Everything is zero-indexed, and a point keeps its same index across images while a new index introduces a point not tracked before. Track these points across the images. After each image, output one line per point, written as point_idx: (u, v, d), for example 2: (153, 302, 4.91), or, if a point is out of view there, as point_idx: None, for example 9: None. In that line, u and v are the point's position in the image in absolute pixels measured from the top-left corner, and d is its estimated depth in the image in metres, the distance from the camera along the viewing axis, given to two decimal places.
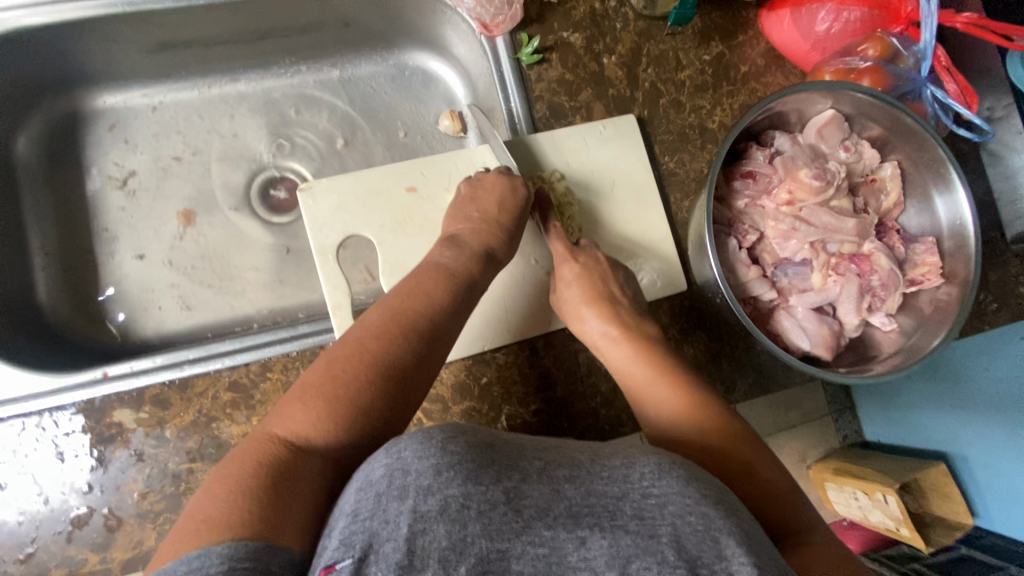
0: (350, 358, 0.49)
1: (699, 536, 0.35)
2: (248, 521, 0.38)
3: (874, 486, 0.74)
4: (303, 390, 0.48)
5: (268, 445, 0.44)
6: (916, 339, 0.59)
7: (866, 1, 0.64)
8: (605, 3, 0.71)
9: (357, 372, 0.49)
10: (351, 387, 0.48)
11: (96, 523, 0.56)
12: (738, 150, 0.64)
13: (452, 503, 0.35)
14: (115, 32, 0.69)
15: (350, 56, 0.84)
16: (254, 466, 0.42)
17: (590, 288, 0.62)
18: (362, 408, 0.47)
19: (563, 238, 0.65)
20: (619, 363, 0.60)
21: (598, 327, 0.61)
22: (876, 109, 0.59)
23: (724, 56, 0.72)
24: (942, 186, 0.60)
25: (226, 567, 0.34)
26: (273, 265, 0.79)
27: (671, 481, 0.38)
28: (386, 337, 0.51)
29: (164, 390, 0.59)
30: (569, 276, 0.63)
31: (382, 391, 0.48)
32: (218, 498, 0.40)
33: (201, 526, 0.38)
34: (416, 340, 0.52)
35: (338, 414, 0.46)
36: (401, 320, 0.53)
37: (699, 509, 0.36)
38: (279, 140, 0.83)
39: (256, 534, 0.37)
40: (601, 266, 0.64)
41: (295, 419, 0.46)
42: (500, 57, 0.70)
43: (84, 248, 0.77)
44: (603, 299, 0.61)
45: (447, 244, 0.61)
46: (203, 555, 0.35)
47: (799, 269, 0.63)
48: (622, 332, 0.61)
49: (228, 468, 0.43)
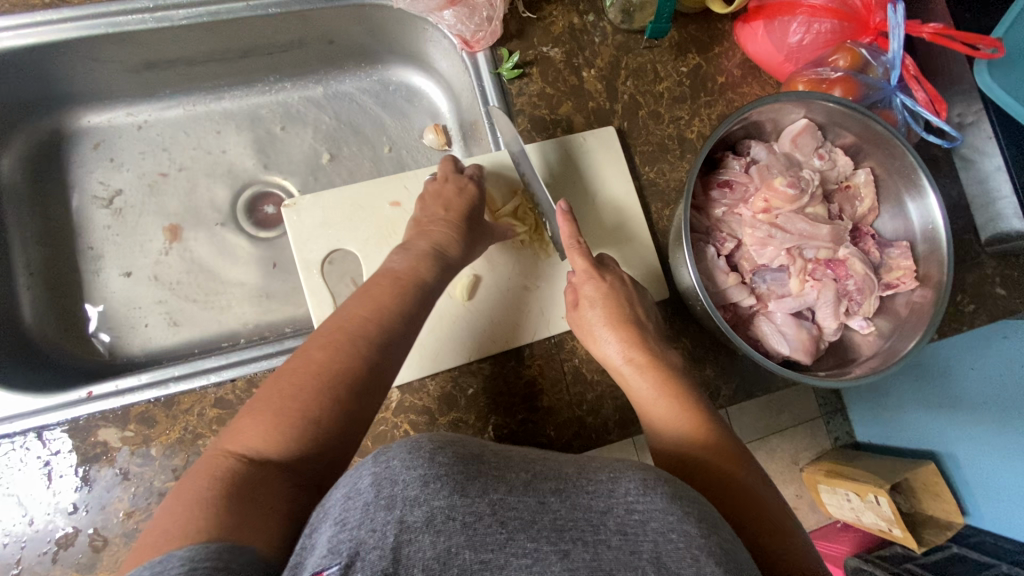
0: (296, 369, 0.50)
1: (680, 553, 0.36)
2: (206, 527, 0.38)
3: (865, 487, 0.77)
4: (252, 407, 0.49)
5: (224, 460, 0.45)
6: (893, 342, 0.61)
7: (836, 13, 0.66)
8: (583, 17, 0.73)
9: (302, 383, 0.49)
10: (297, 397, 0.48)
11: (81, 544, 0.55)
12: (715, 160, 0.66)
13: (439, 514, 0.35)
14: (98, 53, 0.70)
15: (335, 72, 0.85)
16: (208, 478, 0.43)
17: (613, 311, 0.60)
18: (313, 417, 0.48)
19: (586, 255, 0.62)
20: (640, 392, 0.58)
21: (616, 350, 0.60)
22: (847, 118, 0.61)
23: (701, 68, 0.74)
24: (913, 192, 0.62)
25: (186, 568, 0.34)
26: (259, 280, 0.80)
27: (656, 498, 0.39)
28: (332, 345, 0.52)
29: (150, 408, 0.59)
30: (593, 295, 0.61)
31: (334, 399, 0.49)
32: (180, 512, 0.40)
33: (160, 538, 0.38)
34: (368, 345, 0.53)
35: (289, 424, 0.47)
36: (350, 331, 0.53)
37: (681, 526, 0.37)
38: (265, 157, 0.84)
39: (220, 534, 0.38)
40: (627, 288, 0.63)
41: (247, 433, 0.47)
42: (481, 72, 0.72)
43: (68, 267, 0.77)
44: (627, 322, 0.60)
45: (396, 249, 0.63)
46: (163, 560, 0.35)
47: (776, 275, 0.64)
48: (641, 356, 0.59)
49: (186, 485, 0.43)
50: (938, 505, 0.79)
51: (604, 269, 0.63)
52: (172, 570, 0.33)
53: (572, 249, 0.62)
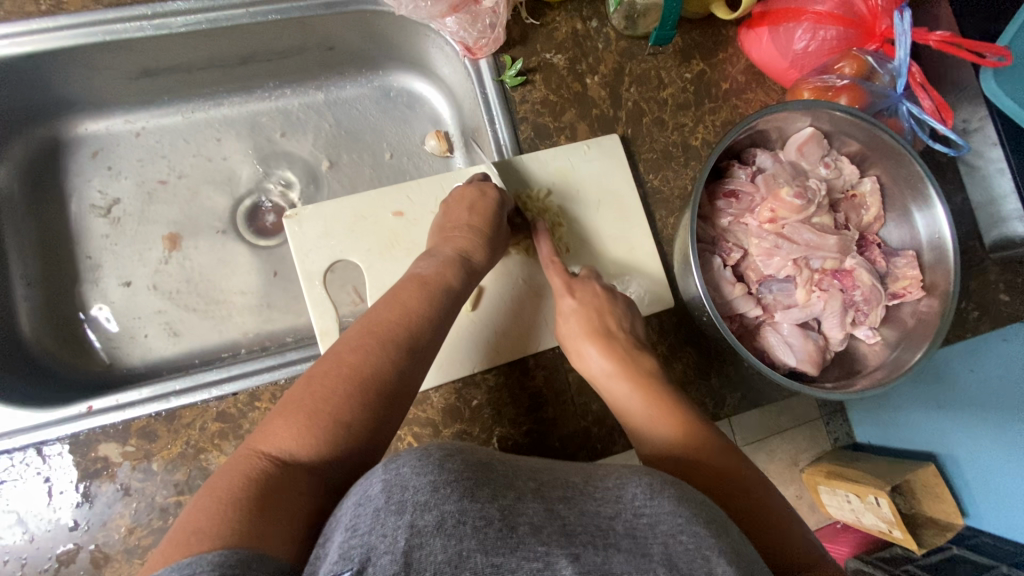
0: (326, 373, 0.50)
1: (690, 555, 0.35)
2: (236, 531, 0.38)
3: (866, 489, 0.72)
4: (284, 408, 0.48)
5: (257, 461, 0.44)
6: (899, 353, 0.60)
7: (841, 20, 0.65)
8: (586, 23, 0.72)
9: (333, 387, 0.49)
10: (329, 401, 0.48)
11: (82, 561, 0.55)
12: (721, 168, 0.65)
13: (449, 518, 0.34)
14: (96, 61, 0.69)
15: (335, 78, 0.84)
16: (242, 480, 0.42)
17: (587, 322, 0.61)
18: (342, 421, 0.47)
19: (562, 271, 0.65)
20: (621, 399, 0.58)
21: (598, 361, 0.60)
22: (854, 126, 0.60)
23: (705, 74, 0.73)
24: (920, 202, 0.61)
25: (218, 572, 0.33)
26: (260, 288, 0.79)
27: (664, 501, 0.38)
28: (363, 348, 0.52)
29: (151, 422, 0.59)
30: (568, 310, 0.63)
31: (363, 403, 0.48)
32: (213, 512, 0.39)
33: (190, 537, 0.37)
34: (393, 349, 0.52)
35: (319, 427, 0.46)
36: (379, 335, 0.53)
37: (690, 527, 0.37)
38: (266, 164, 0.83)
39: (250, 543, 0.37)
40: (599, 298, 0.63)
41: (282, 435, 0.46)
42: (483, 79, 0.71)
43: (67, 277, 0.76)
44: (602, 333, 0.60)
45: (424, 255, 0.62)
46: (194, 563, 0.34)
47: (783, 285, 0.64)
48: (621, 365, 0.59)
49: (217, 484, 0.42)
50: (936, 505, 0.76)
51: (582, 281, 0.64)
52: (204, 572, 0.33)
53: (550, 267, 0.65)
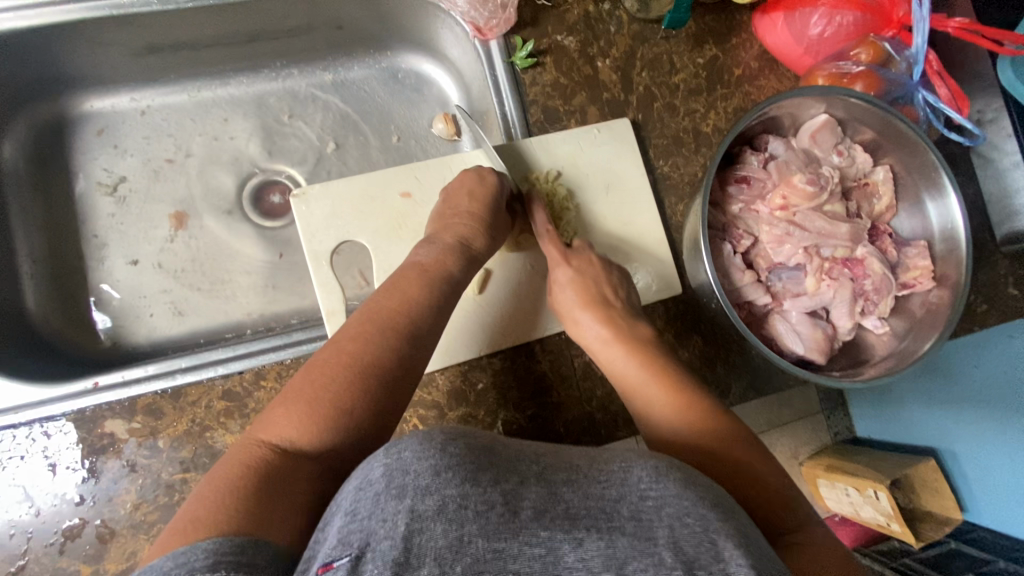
0: (328, 360, 0.50)
1: (697, 537, 0.35)
2: (235, 515, 0.38)
3: (864, 482, 0.72)
4: (285, 397, 0.48)
5: (256, 450, 0.45)
6: (909, 343, 0.60)
7: (858, 6, 0.64)
8: (598, 6, 0.71)
9: (334, 375, 0.49)
10: (329, 388, 0.48)
11: (88, 535, 0.55)
12: (733, 155, 0.64)
13: (450, 502, 0.34)
14: (103, 35, 0.68)
15: (342, 58, 0.83)
16: (242, 469, 0.43)
17: (583, 291, 0.61)
18: (343, 407, 0.47)
19: (556, 244, 0.63)
20: (614, 367, 0.58)
21: (593, 330, 0.60)
22: (868, 114, 0.60)
23: (718, 59, 0.72)
24: (934, 192, 0.61)
25: (212, 561, 0.34)
26: (264, 269, 0.79)
27: (668, 485, 0.38)
28: (364, 336, 0.51)
29: (157, 400, 0.59)
30: (563, 280, 0.62)
31: (364, 391, 0.48)
32: (212, 500, 0.40)
33: (189, 524, 0.38)
34: (395, 338, 0.52)
35: (318, 416, 0.46)
36: (376, 321, 0.53)
37: (698, 510, 0.36)
38: (273, 145, 0.82)
39: (248, 529, 0.38)
40: (595, 268, 0.63)
41: (282, 424, 0.46)
42: (493, 61, 0.70)
43: (74, 255, 0.76)
44: (598, 301, 0.60)
45: (423, 242, 0.62)
46: (189, 551, 0.35)
47: (793, 274, 0.63)
48: (616, 334, 0.59)
49: (218, 473, 0.43)
50: (937, 501, 0.74)
51: (578, 253, 0.64)
52: (197, 564, 0.34)
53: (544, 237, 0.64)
